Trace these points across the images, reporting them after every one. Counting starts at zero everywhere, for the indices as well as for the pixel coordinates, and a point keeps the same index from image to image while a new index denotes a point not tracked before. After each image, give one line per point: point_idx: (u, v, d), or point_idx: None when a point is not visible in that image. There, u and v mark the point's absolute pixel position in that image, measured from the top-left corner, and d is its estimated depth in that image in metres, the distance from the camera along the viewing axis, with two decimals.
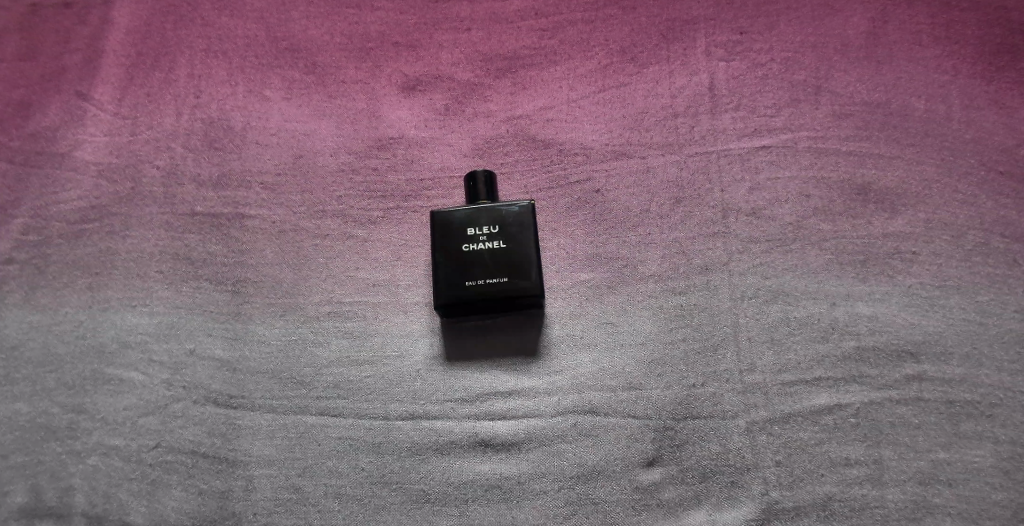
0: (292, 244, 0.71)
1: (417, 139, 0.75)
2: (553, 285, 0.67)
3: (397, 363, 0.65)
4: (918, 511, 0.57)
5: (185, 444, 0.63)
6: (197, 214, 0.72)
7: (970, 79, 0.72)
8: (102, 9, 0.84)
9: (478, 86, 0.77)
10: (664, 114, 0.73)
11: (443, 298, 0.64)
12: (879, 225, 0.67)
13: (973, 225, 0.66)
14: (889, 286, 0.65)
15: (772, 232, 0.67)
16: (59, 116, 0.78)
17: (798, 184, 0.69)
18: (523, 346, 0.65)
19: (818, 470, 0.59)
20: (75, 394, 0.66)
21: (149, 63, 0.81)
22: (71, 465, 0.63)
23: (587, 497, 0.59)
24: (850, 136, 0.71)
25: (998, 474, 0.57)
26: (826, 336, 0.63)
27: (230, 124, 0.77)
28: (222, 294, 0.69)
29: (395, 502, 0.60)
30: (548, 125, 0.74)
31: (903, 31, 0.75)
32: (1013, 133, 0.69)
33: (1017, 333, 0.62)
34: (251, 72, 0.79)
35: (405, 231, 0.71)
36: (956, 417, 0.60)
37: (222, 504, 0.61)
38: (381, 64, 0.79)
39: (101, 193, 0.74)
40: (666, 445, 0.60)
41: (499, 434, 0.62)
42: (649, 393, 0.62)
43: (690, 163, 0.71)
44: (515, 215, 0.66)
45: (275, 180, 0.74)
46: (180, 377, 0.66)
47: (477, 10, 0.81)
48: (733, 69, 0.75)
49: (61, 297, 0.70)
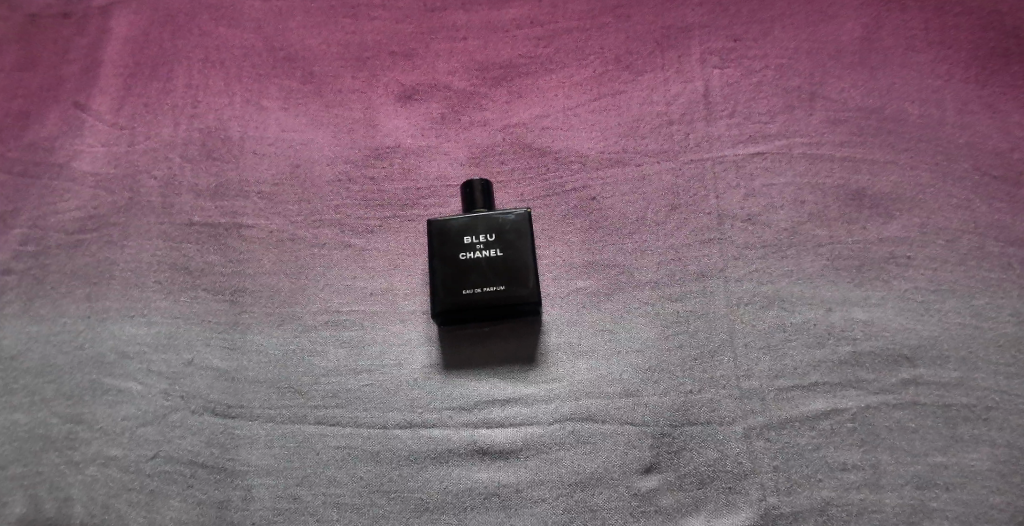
0: (290, 253, 0.71)
1: (414, 148, 0.75)
2: (550, 293, 0.68)
3: (395, 371, 0.66)
4: (915, 515, 0.57)
5: (183, 454, 0.64)
6: (195, 223, 0.73)
7: (964, 83, 0.73)
8: (99, 19, 0.84)
9: (474, 95, 0.78)
10: (660, 121, 0.74)
11: (442, 305, 0.64)
12: (874, 231, 0.68)
13: (967, 229, 0.67)
14: (885, 291, 0.65)
15: (768, 239, 0.68)
16: (57, 127, 0.78)
17: (794, 190, 0.70)
18: (521, 354, 0.65)
19: (816, 475, 0.59)
20: (74, 404, 0.66)
21: (147, 73, 0.81)
22: (70, 476, 0.63)
23: (586, 504, 0.59)
24: (844, 141, 0.72)
25: (995, 477, 0.58)
26: (822, 341, 0.64)
27: (228, 134, 0.77)
28: (220, 303, 0.69)
29: (394, 510, 0.60)
30: (544, 133, 0.75)
31: (896, 37, 0.76)
32: (1007, 137, 0.70)
33: (1013, 337, 0.62)
34: (249, 82, 0.79)
35: (403, 240, 0.71)
36: (952, 420, 0.60)
37: (221, 513, 0.61)
38: (378, 73, 0.79)
39: (99, 203, 0.74)
40: (664, 451, 0.61)
41: (497, 442, 0.62)
42: (647, 399, 0.63)
43: (685, 170, 0.71)
44: (512, 223, 0.66)
45: (273, 188, 0.74)
46: (178, 386, 0.66)
47: (473, 18, 0.81)
48: (728, 76, 0.75)
49: (59, 308, 0.70)
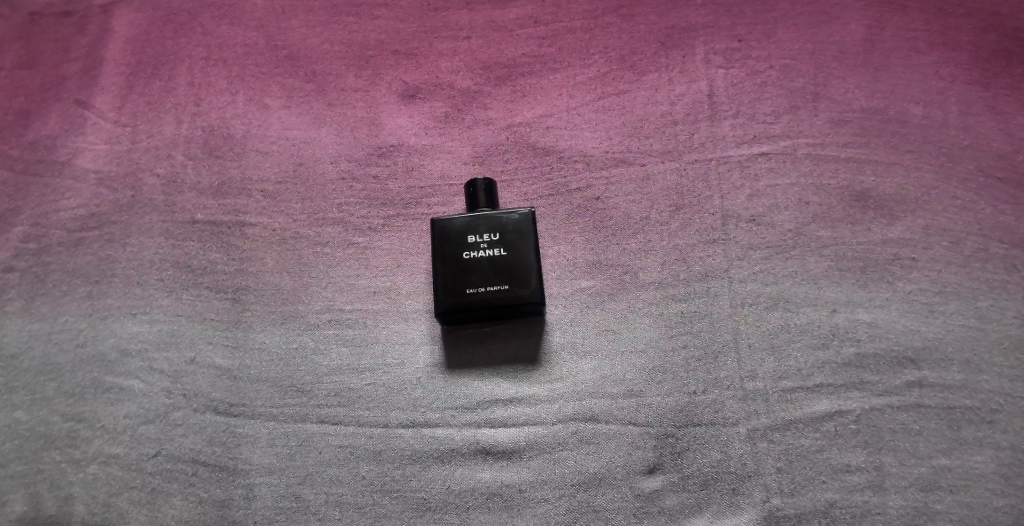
0: (292, 252, 0.71)
1: (417, 147, 0.75)
2: (553, 293, 0.67)
3: (397, 371, 0.65)
4: (919, 518, 0.57)
5: (185, 453, 0.63)
6: (198, 222, 0.73)
7: (967, 85, 0.73)
8: (101, 17, 0.84)
9: (477, 94, 0.77)
10: (663, 121, 0.73)
11: (444, 305, 0.64)
12: (878, 232, 0.67)
13: (971, 231, 0.66)
14: (889, 293, 0.65)
15: (772, 240, 0.68)
16: (59, 125, 0.78)
17: (798, 191, 0.70)
18: (522, 353, 0.65)
19: (819, 477, 0.59)
20: (75, 402, 0.66)
21: (149, 71, 0.81)
22: (70, 474, 0.63)
23: (588, 505, 0.59)
24: (848, 143, 0.71)
25: (999, 480, 0.57)
26: (826, 343, 0.63)
27: (230, 133, 0.77)
28: (221, 301, 0.69)
29: (395, 510, 0.60)
30: (547, 133, 0.75)
31: (900, 38, 0.76)
32: (1010, 139, 0.70)
33: (1017, 339, 0.62)
34: (252, 80, 0.79)
35: (406, 239, 0.71)
36: (956, 423, 0.60)
37: (222, 513, 0.61)
38: (381, 72, 0.79)
39: (101, 201, 0.74)
40: (667, 452, 0.60)
41: (500, 442, 0.62)
42: (650, 400, 0.62)
43: (689, 171, 0.71)
44: (515, 223, 0.66)
45: (275, 187, 0.74)
46: (180, 385, 0.66)
47: (476, 17, 0.81)
48: (732, 77, 0.75)
49: (60, 306, 0.70)
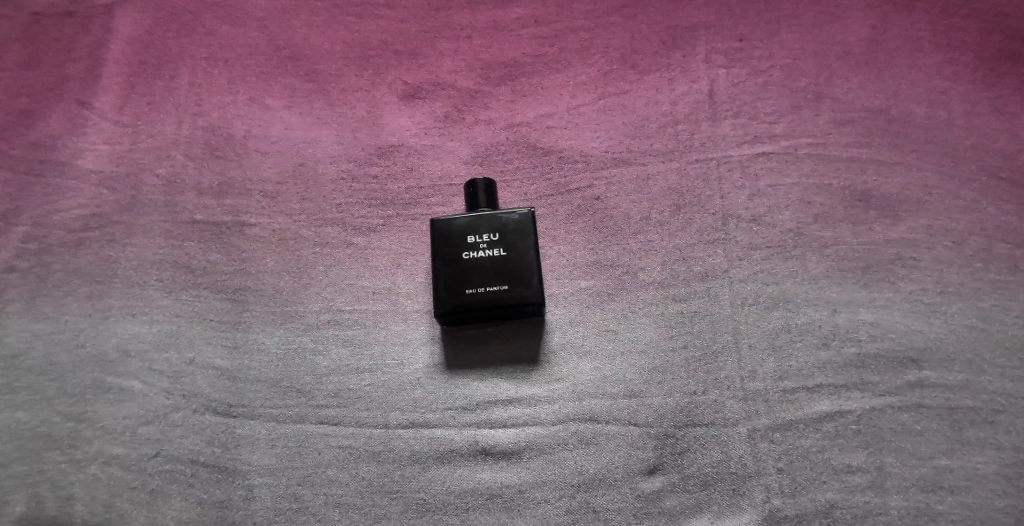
0: (292, 252, 0.71)
1: (417, 147, 0.75)
2: (553, 293, 0.67)
3: (396, 371, 0.65)
4: (920, 518, 0.56)
5: (185, 453, 0.63)
6: (198, 222, 0.73)
7: (970, 85, 0.72)
8: (102, 18, 0.84)
9: (478, 94, 0.77)
10: (664, 121, 0.73)
11: (444, 306, 0.64)
12: (879, 232, 0.67)
13: (974, 231, 0.66)
14: (891, 293, 0.65)
15: (773, 239, 0.67)
16: (60, 125, 0.78)
17: (799, 190, 0.69)
18: (522, 353, 0.65)
19: (820, 477, 0.59)
20: (76, 403, 0.66)
21: (150, 72, 0.81)
22: (71, 475, 0.63)
23: (588, 505, 0.59)
24: (850, 142, 0.71)
25: (1001, 480, 0.57)
26: (827, 343, 0.63)
27: (231, 133, 0.77)
28: (222, 302, 0.69)
29: (395, 511, 0.60)
30: (548, 132, 0.74)
31: (902, 37, 0.75)
32: (1013, 138, 0.69)
33: (1020, 340, 0.62)
34: (253, 80, 0.79)
35: (406, 239, 0.71)
36: (958, 423, 0.59)
37: (222, 513, 0.61)
38: (382, 72, 0.79)
39: (102, 201, 0.74)
40: (667, 452, 0.60)
41: (499, 443, 0.62)
42: (650, 400, 0.62)
43: (689, 170, 0.71)
44: (515, 223, 0.66)
45: (276, 187, 0.74)
46: (180, 385, 0.66)
47: (478, 17, 0.81)
48: (734, 76, 0.75)
49: (61, 306, 0.70)
